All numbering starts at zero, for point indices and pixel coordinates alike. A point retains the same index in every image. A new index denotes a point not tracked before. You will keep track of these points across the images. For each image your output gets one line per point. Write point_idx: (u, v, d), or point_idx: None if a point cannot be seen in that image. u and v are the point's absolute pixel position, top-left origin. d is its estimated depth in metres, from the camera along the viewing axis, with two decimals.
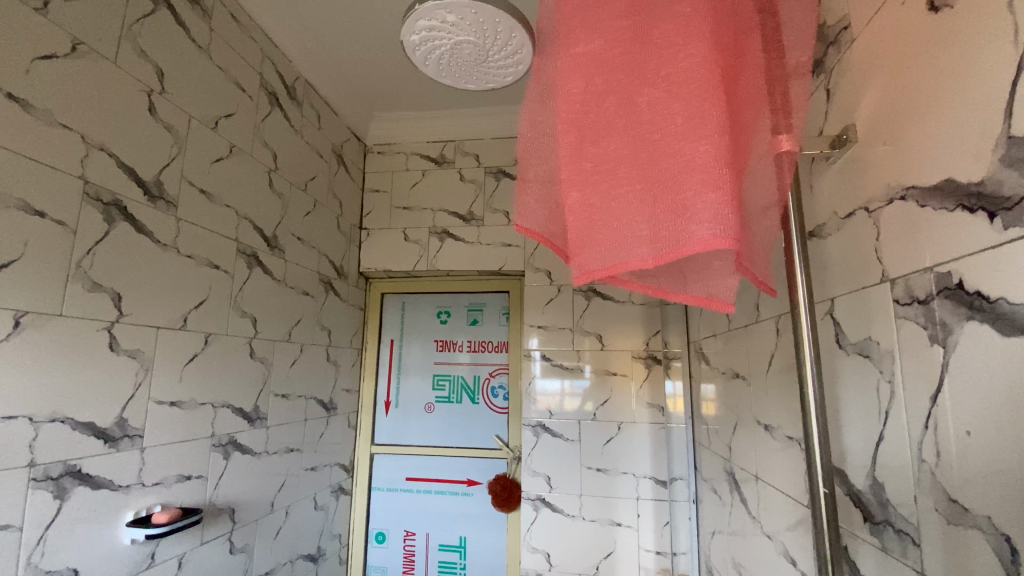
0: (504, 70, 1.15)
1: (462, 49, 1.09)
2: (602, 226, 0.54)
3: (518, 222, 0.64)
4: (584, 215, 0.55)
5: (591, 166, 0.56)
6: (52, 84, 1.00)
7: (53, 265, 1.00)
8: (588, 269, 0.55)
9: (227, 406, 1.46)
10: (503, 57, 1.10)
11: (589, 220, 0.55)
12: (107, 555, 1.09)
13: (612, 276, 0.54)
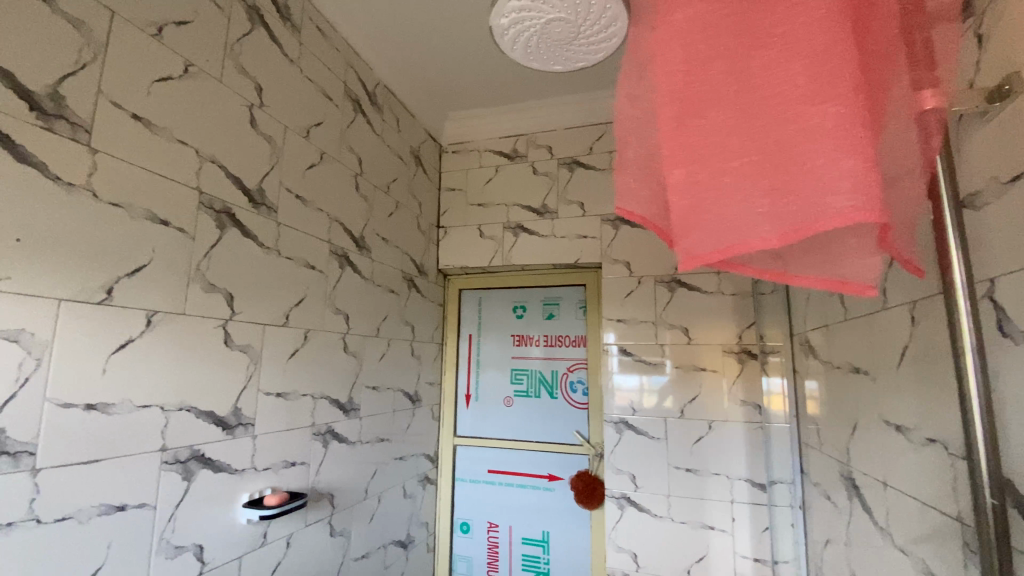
0: (595, 44, 1.12)
1: (553, 27, 1.06)
2: (711, 204, 0.49)
3: (619, 207, 0.64)
4: (690, 193, 0.51)
5: (695, 140, 0.51)
6: (170, 104, 1.11)
7: (177, 269, 1.10)
8: (696, 254, 0.50)
9: (325, 397, 1.55)
10: (595, 32, 1.06)
11: (696, 199, 0.51)
12: (228, 532, 1.20)
13: (725, 259, 0.49)
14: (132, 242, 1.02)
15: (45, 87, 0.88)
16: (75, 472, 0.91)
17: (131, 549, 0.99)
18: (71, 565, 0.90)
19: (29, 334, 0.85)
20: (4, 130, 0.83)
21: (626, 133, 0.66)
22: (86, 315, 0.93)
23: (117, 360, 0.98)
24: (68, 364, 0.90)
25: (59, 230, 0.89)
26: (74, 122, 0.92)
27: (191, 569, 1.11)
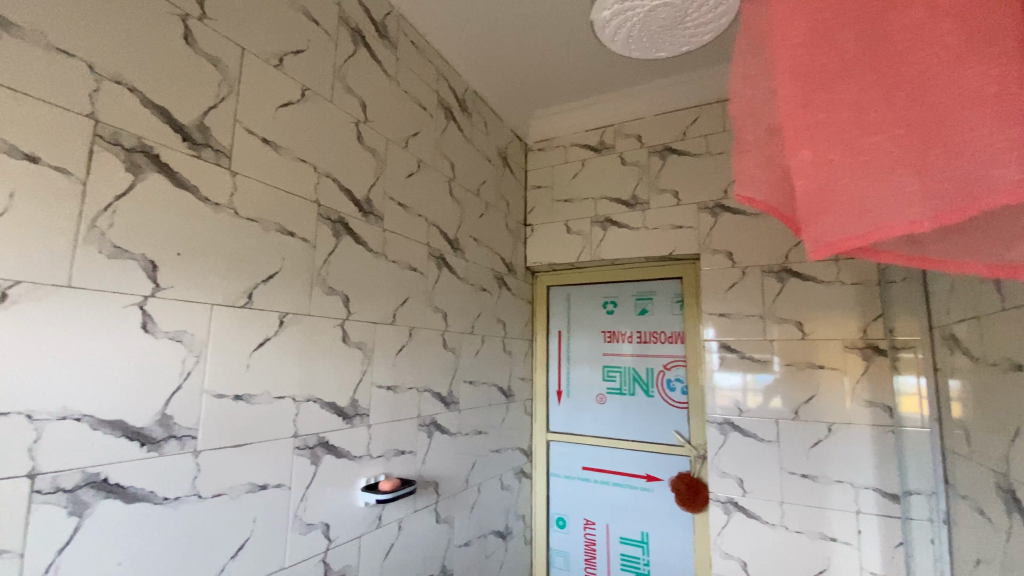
0: (701, 25, 1.08)
1: (657, 14, 1.03)
2: (847, 185, 0.47)
3: (737, 192, 0.63)
4: (819, 174, 0.49)
5: (825, 117, 0.50)
6: (292, 126, 1.23)
7: (302, 274, 1.23)
8: (829, 240, 0.48)
9: (428, 391, 1.65)
10: (703, 13, 1.02)
11: (827, 179, 0.48)
12: (350, 513, 1.33)
13: (865, 244, 0.46)
14: (266, 252, 1.15)
15: (193, 120, 1.02)
16: (226, 454, 1.04)
17: (271, 523, 1.12)
18: (227, 534, 1.03)
19: (190, 335, 0.99)
20: (164, 159, 0.97)
21: (745, 118, 0.64)
22: (232, 317, 1.07)
23: (257, 356, 1.12)
24: (219, 360, 1.04)
25: (208, 244, 1.03)
26: (216, 148, 1.06)
27: (320, 544, 1.24)
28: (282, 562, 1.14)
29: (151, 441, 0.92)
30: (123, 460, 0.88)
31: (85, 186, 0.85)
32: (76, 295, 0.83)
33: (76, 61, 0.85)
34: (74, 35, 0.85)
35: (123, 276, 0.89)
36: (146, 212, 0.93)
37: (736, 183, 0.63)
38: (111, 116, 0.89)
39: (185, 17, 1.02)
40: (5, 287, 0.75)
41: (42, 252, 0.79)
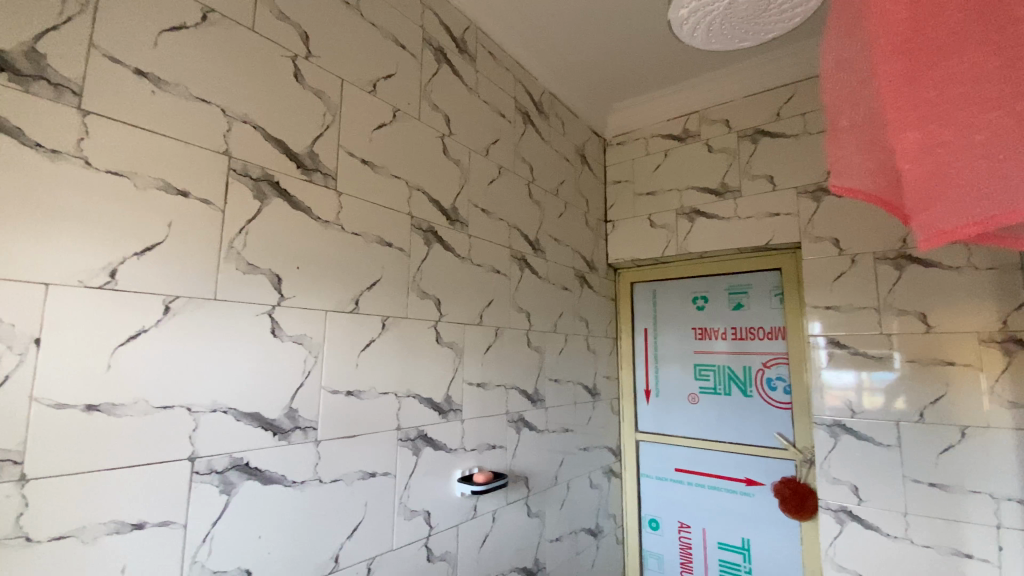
0: (790, 9, 1.02)
1: (738, 6, 1.00)
2: (960, 172, 0.48)
3: (832, 184, 0.64)
4: (928, 163, 0.50)
5: (932, 100, 0.49)
6: (386, 145, 1.35)
7: (399, 281, 1.33)
8: (940, 229, 0.50)
9: (515, 388, 1.71)
10: None
11: (937, 167, 0.49)
12: (448, 502, 1.42)
13: (987, 229, 0.47)
14: (369, 262, 1.26)
15: (304, 148, 1.16)
16: (341, 444, 1.17)
17: (379, 508, 1.24)
18: (344, 516, 1.16)
19: (309, 337, 1.12)
20: (282, 185, 1.10)
21: (837, 107, 0.65)
22: (342, 321, 1.19)
23: (365, 356, 1.23)
24: (332, 360, 1.16)
25: (321, 257, 1.16)
26: (323, 172, 1.19)
27: (423, 530, 1.34)
28: (390, 545, 1.25)
29: (281, 431, 1.06)
30: (261, 447, 1.02)
31: (223, 213, 1.00)
32: (220, 305, 0.98)
33: (212, 107, 1.00)
34: (210, 85, 1.00)
35: (255, 288, 1.03)
36: (270, 232, 1.07)
37: (833, 174, 0.65)
38: (240, 151, 1.04)
39: (294, 58, 1.16)
40: (168, 302, 0.91)
41: (194, 271, 0.95)
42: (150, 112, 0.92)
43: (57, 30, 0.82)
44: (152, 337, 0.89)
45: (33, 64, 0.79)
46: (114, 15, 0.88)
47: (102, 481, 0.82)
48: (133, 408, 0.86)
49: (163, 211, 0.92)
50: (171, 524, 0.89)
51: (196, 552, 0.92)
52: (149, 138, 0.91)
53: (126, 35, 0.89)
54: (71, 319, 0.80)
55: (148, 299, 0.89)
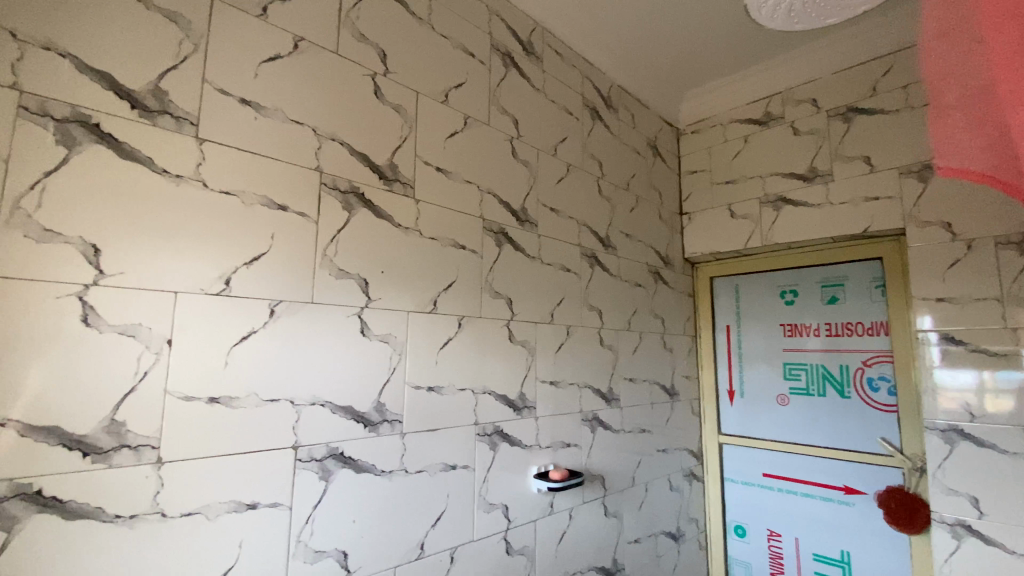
0: None
1: None
2: None
3: (941, 166, 0.60)
4: None
5: None
6: (459, 152, 1.40)
7: (473, 283, 1.39)
8: None
9: (589, 387, 1.71)
10: None
11: None
12: (526, 497, 1.45)
13: None
14: (445, 265, 1.32)
15: (385, 160, 1.23)
16: (424, 437, 1.23)
17: (460, 500, 1.29)
18: (428, 506, 1.22)
19: (393, 337, 1.20)
20: (367, 196, 1.19)
21: (940, 82, 0.60)
22: (422, 322, 1.26)
23: (443, 354, 1.30)
24: (413, 358, 1.23)
25: (402, 262, 1.23)
26: (403, 181, 1.26)
27: (501, 523, 1.38)
28: (471, 535, 1.31)
29: (371, 423, 1.14)
30: (354, 438, 1.11)
31: (317, 225, 1.10)
32: (315, 309, 1.08)
33: (304, 128, 1.10)
34: (302, 108, 1.10)
35: (345, 292, 1.12)
36: (357, 240, 1.16)
37: (939, 158, 0.60)
38: (330, 167, 1.13)
39: (373, 75, 1.24)
40: (274, 305, 1.02)
41: (293, 279, 1.05)
42: (253, 136, 1.03)
43: (176, 70, 0.94)
44: (260, 337, 1.00)
45: (159, 101, 0.92)
46: (222, 52, 1.00)
47: (221, 465, 0.93)
48: (247, 401, 0.97)
49: (266, 225, 1.02)
50: (279, 505, 0.99)
51: (300, 532, 1.01)
52: (252, 160, 1.02)
53: (231, 69, 1.01)
54: (194, 322, 0.92)
55: (256, 303, 1.00)
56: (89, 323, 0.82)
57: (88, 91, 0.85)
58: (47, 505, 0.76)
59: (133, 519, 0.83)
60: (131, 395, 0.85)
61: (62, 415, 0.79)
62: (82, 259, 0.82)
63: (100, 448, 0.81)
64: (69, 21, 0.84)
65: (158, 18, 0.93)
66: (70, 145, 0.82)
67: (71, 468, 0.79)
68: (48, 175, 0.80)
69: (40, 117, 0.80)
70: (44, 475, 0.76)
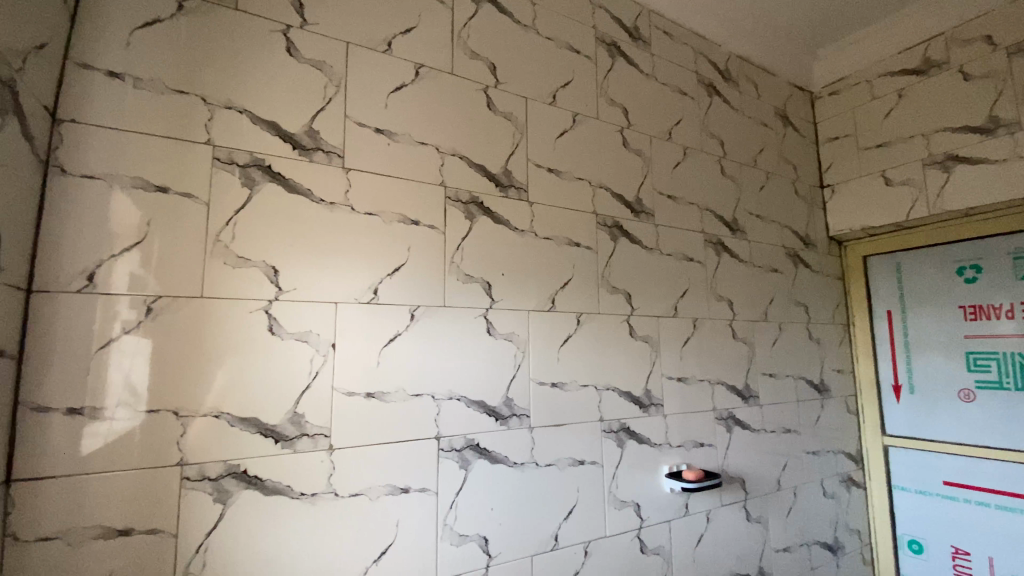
0: None
1: None
2: None
3: None
4: None
5: None
6: (570, 150, 1.42)
7: (591, 279, 1.39)
8: None
9: (722, 383, 1.61)
10: None
11: None
12: (659, 496, 1.42)
13: None
14: (562, 263, 1.35)
15: (500, 167, 1.30)
16: (551, 432, 1.27)
17: (591, 496, 1.31)
18: (560, 500, 1.26)
19: (517, 335, 1.25)
20: (486, 204, 1.26)
21: None
22: (544, 320, 1.30)
23: (565, 350, 1.32)
24: (537, 356, 1.28)
25: (521, 264, 1.29)
26: (517, 186, 1.31)
27: (634, 521, 1.37)
28: (604, 531, 1.31)
29: (502, 417, 1.21)
30: (488, 431, 1.18)
31: (444, 235, 1.19)
32: (447, 311, 1.17)
33: (429, 147, 1.21)
34: (426, 128, 1.21)
35: (472, 295, 1.20)
36: (481, 246, 1.23)
37: None
38: (453, 180, 1.22)
39: (485, 88, 1.31)
40: (413, 310, 1.13)
41: (428, 286, 1.15)
42: (386, 160, 1.15)
43: (323, 110, 1.09)
44: (404, 339, 1.11)
45: (312, 139, 1.07)
46: (357, 89, 1.13)
47: (378, 454, 1.05)
48: (396, 395, 1.08)
49: (403, 239, 1.14)
50: (427, 491, 1.09)
51: (446, 516, 1.11)
52: (387, 181, 1.14)
53: (365, 102, 1.14)
54: (350, 327, 1.06)
55: (399, 309, 1.11)
56: (274, 331, 0.98)
57: (260, 139, 1.02)
58: (250, 482, 0.94)
59: (313, 497, 0.98)
60: (306, 391, 1.00)
61: (258, 409, 0.96)
62: (265, 279, 0.99)
63: (286, 436, 0.98)
64: (244, 82, 1.02)
65: (307, 67, 1.08)
66: (250, 186, 1.00)
67: (266, 452, 0.96)
68: (237, 213, 0.98)
69: (229, 165, 0.99)
70: (247, 457, 0.94)
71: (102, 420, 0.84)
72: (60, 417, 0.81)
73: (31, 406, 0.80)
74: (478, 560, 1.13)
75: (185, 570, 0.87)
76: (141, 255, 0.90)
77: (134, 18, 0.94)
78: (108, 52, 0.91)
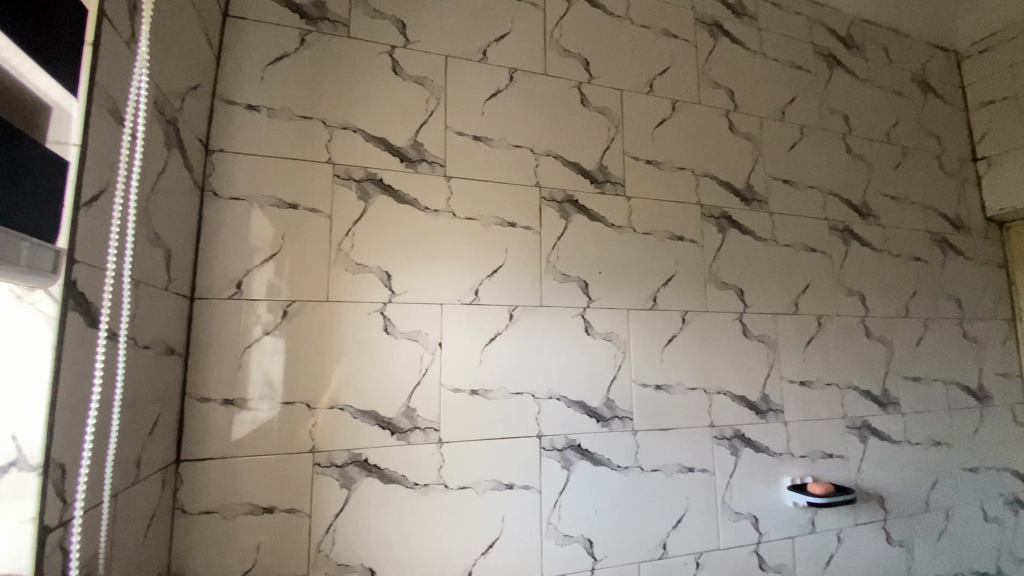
0: None
1: None
2: None
3: None
4: None
5: None
6: (670, 140, 1.36)
7: (697, 275, 1.32)
8: None
9: (853, 388, 1.44)
10: None
11: None
12: (780, 510, 1.30)
13: None
14: (665, 259, 1.29)
15: (595, 164, 1.27)
16: (657, 436, 1.22)
17: (702, 505, 1.23)
18: (668, 508, 1.20)
19: (616, 335, 1.22)
20: (582, 202, 1.24)
21: None
22: (646, 318, 1.25)
23: (670, 350, 1.26)
24: (640, 356, 1.23)
25: (620, 261, 1.25)
26: (614, 181, 1.28)
27: (751, 535, 1.27)
28: (718, 542, 1.23)
29: (603, 419, 1.18)
30: (590, 433, 1.17)
31: (541, 235, 1.20)
32: (546, 311, 1.17)
33: (524, 149, 1.22)
34: (521, 132, 1.22)
35: (570, 295, 1.20)
36: (577, 245, 1.22)
37: None
38: (549, 180, 1.23)
39: (579, 85, 1.29)
40: (512, 311, 1.15)
41: (527, 286, 1.17)
42: (484, 165, 1.18)
43: (425, 122, 1.15)
44: (505, 339, 1.13)
45: (416, 151, 1.13)
46: (455, 99, 1.18)
47: (484, 450, 1.08)
48: (498, 393, 1.11)
49: (502, 241, 1.16)
50: (531, 490, 1.11)
51: (550, 516, 1.11)
52: (486, 185, 1.17)
53: (464, 110, 1.18)
54: (456, 328, 1.10)
55: (499, 310, 1.14)
56: (388, 331, 1.06)
57: (372, 154, 1.10)
58: (371, 470, 1.01)
59: (425, 487, 1.04)
60: (417, 387, 1.06)
61: (376, 403, 1.03)
62: (379, 283, 1.07)
63: (401, 428, 1.04)
64: (356, 103, 1.11)
65: (410, 83, 1.15)
66: (365, 199, 1.08)
67: (384, 443, 1.03)
68: (354, 223, 1.07)
69: (347, 181, 1.08)
70: (368, 447, 1.02)
71: (249, 410, 0.96)
72: (217, 407, 0.94)
73: (196, 397, 0.93)
74: (583, 562, 1.12)
75: (317, 547, 0.97)
76: (275, 265, 1.01)
77: (266, 55, 1.06)
78: (246, 88, 1.04)
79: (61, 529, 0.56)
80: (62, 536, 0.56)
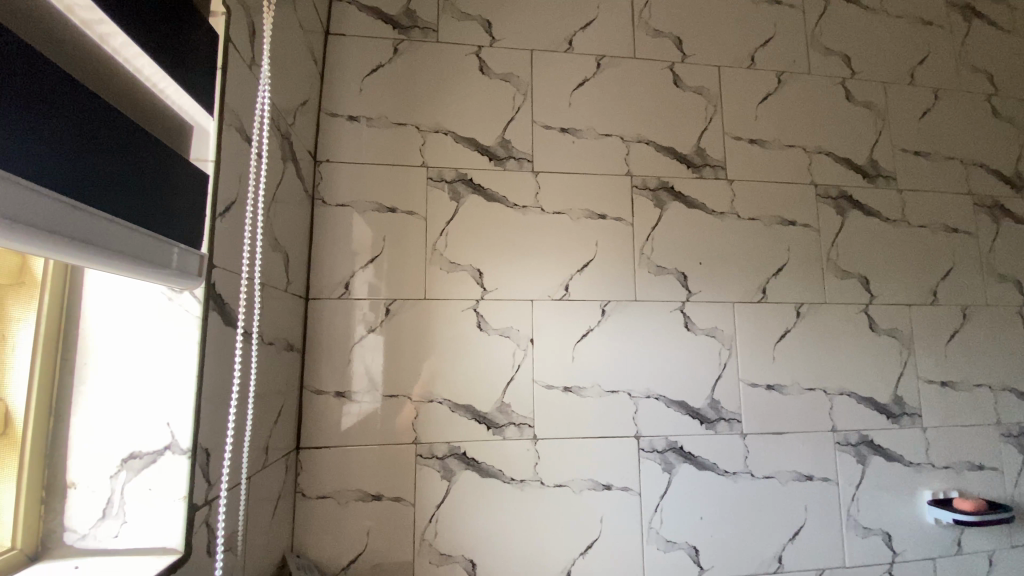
0: None
1: None
2: None
3: None
4: None
5: None
6: (776, 117, 1.24)
7: (811, 262, 1.19)
8: None
9: (1010, 391, 1.23)
10: None
11: None
12: (918, 527, 1.14)
13: None
14: (773, 246, 1.19)
15: (692, 148, 1.20)
16: (767, 440, 1.12)
17: (823, 517, 1.11)
18: (782, 518, 1.10)
19: (720, 330, 1.14)
20: (678, 189, 1.17)
21: None
22: (752, 312, 1.15)
23: (781, 346, 1.16)
24: (746, 353, 1.14)
25: (722, 251, 1.17)
26: (713, 165, 1.20)
27: (882, 554, 1.12)
28: (844, 559, 1.11)
29: (707, 420, 1.11)
30: (693, 434, 1.10)
31: (633, 226, 1.15)
32: (641, 306, 1.12)
33: (614, 138, 1.18)
34: (610, 120, 1.18)
35: (667, 288, 1.14)
36: (674, 235, 1.16)
37: None
38: (641, 169, 1.17)
39: (672, 66, 1.22)
40: (605, 306, 1.11)
41: (620, 280, 1.12)
42: (573, 157, 1.15)
43: (513, 119, 1.15)
44: (599, 335, 1.10)
45: (505, 148, 1.14)
46: (542, 93, 1.16)
47: (580, 448, 1.06)
48: (592, 391, 1.08)
49: (593, 235, 1.13)
50: (630, 491, 1.06)
51: (650, 519, 1.06)
52: (576, 178, 1.15)
53: (551, 103, 1.16)
54: (548, 324, 1.09)
55: (591, 305, 1.11)
56: (482, 327, 1.07)
57: (462, 154, 1.12)
58: (471, 464, 1.03)
59: (522, 483, 1.04)
60: (511, 383, 1.06)
61: (473, 399, 1.05)
62: (473, 280, 1.08)
63: (497, 423, 1.05)
64: (446, 105, 1.13)
65: (497, 81, 1.15)
66: (457, 199, 1.11)
67: (482, 437, 1.04)
68: (448, 223, 1.09)
69: (439, 182, 1.10)
70: (467, 441, 1.03)
71: (358, 403, 1.02)
72: (331, 399, 1.01)
73: (313, 390, 1.01)
74: (687, 569, 1.06)
75: (422, 535, 1.00)
76: (377, 266, 1.06)
77: (363, 67, 1.12)
78: (347, 100, 1.10)
79: (207, 508, 0.63)
80: (207, 514, 0.63)
